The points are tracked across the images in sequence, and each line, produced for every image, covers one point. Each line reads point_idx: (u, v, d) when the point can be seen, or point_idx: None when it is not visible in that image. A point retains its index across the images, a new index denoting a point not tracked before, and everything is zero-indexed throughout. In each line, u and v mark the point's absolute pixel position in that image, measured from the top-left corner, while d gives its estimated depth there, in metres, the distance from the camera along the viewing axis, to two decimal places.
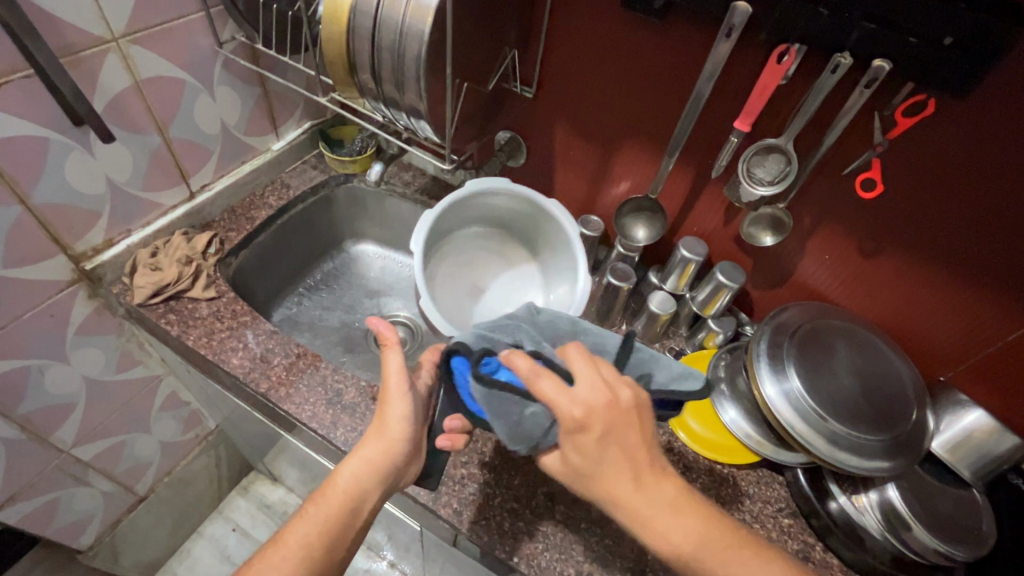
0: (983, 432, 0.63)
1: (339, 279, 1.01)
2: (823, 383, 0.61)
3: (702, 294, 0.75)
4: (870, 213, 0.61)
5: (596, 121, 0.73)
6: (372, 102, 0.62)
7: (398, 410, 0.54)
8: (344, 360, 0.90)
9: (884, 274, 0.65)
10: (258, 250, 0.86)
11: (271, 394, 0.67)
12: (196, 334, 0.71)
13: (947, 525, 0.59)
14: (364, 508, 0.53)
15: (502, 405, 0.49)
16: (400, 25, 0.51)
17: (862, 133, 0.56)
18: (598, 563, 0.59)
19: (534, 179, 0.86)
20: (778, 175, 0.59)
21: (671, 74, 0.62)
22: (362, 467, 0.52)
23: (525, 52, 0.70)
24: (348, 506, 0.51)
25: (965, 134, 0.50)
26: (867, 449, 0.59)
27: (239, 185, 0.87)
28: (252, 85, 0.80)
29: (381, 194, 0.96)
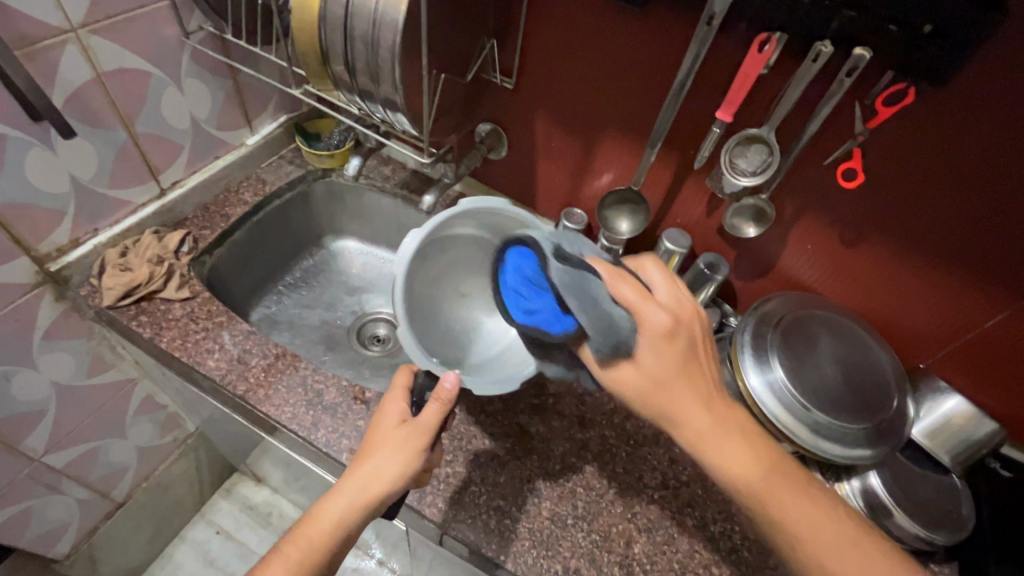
0: (961, 418, 0.64)
1: (319, 276, 0.99)
2: (807, 373, 0.62)
3: (686, 286, 0.74)
4: (850, 203, 0.61)
5: (577, 112, 0.72)
6: (347, 94, 0.60)
7: (399, 468, 0.50)
8: (325, 359, 0.88)
9: (865, 263, 0.65)
10: (233, 248, 0.84)
11: (250, 396, 0.65)
12: (170, 336, 0.69)
13: (928, 510, 0.60)
14: (341, 549, 0.50)
15: (584, 288, 0.46)
16: (373, 13, 0.49)
17: (843, 122, 0.55)
18: (586, 559, 0.59)
19: (515, 172, 0.85)
20: (760, 165, 0.58)
21: (653, 64, 0.61)
22: (350, 518, 0.49)
23: (504, 42, 0.69)
24: (325, 548, 0.48)
25: (944, 123, 0.50)
26: (850, 437, 0.59)
27: (212, 181, 0.84)
28: (223, 77, 0.77)
29: (360, 189, 0.94)
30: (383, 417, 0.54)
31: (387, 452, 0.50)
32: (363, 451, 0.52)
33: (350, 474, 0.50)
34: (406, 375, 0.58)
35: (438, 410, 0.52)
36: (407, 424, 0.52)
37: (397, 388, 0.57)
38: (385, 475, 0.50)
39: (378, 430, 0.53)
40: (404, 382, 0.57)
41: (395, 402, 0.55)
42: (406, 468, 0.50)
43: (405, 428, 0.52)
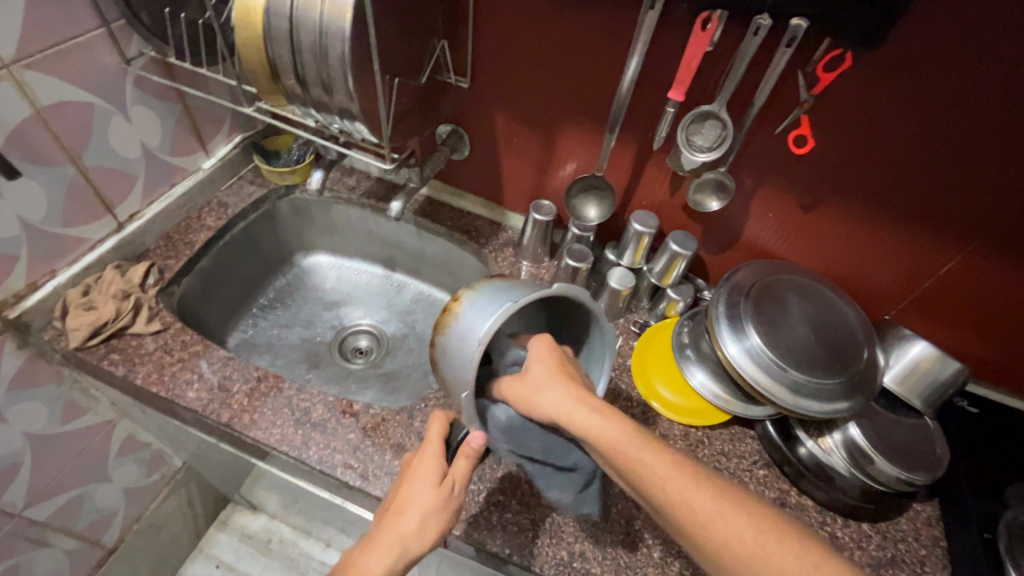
0: (928, 361, 0.67)
1: (294, 294, 0.97)
2: (780, 336, 0.64)
3: (658, 266, 0.76)
4: (803, 168, 0.63)
5: (535, 106, 0.72)
6: (301, 108, 0.60)
7: (437, 532, 0.50)
8: (309, 377, 0.88)
9: (824, 224, 0.68)
10: (201, 276, 0.82)
11: (235, 423, 0.64)
12: (145, 371, 0.67)
13: (905, 453, 0.63)
14: None
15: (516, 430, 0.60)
16: (319, 23, 0.48)
17: (789, 92, 0.57)
18: (589, 541, 0.60)
19: (480, 171, 0.85)
20: (716, 140, 0.60)
21: (603, 51, 0.62)
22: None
23: (455, 42, 0.69)
24: None
25: (882, 82, 0.53)
26: (827, 392, 0.62)
27: (172, 209, 0.82)
28: (171, 102, 0.75)
29: (325, 203, 0.93)
30: (419, 470, 0.52)
31: (420, 509, 0.50)
32: (393, 505, 0.51)
33: (384, 533, 0.49)
34: (441, 424, 0.54)
35: (470, 463, 0.52)
36: (440, 480, 0.51)
37: (433, 438, 0.54)
38: (424, 539, 0.49)
39: (415, 487, 0.51)
40: (438, 434, 0.54)
41: (434, 456, 0.52)
42: (443, 531, 0.50)
43: (442, 488, 0.51)
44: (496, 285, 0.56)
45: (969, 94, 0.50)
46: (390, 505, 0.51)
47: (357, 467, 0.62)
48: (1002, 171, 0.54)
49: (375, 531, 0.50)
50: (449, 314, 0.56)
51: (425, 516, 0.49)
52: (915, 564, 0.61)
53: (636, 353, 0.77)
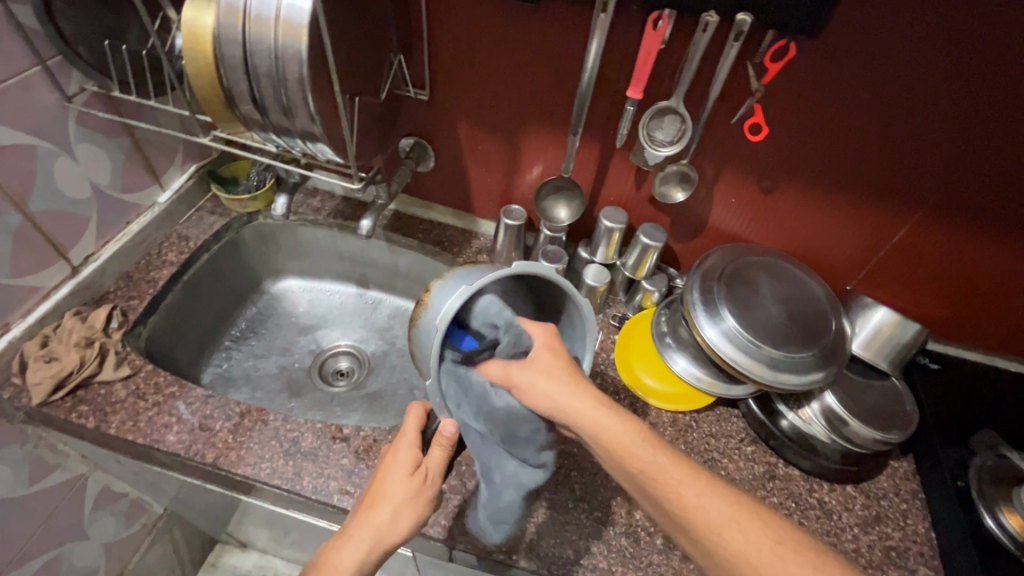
0: (889, 325, 0.71)
1: (267, 322, 0.95)
2: (754, 316, 0.66)
3: (631, 259, 0.78)
4: (761, 153, 0.66)
5: (497, 113, 0.73)
6: (261, 133, 0.58)
7: (411, 521, 0.51)
8: (292, 405, 0.86)
9: (785, 205, 0.71)
10: (168, 313, 0.78)
11: (221, 462, 0.62)
12: (118, 420, 0.64)
13: (878, 414, 0.67)
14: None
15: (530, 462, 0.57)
16: (274, 47, 0.47)
17: (740, 83, 0.59)
18: (593, 536, 0.60)
19: (447, 181, 0.85)
20: (676, 134, 0.62)
21: (559, 55, 0.64)
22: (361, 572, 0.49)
23: (411, 55, 0.68)
24: None
25: (826, 68, 0.55)
26: (803, 365, 0.64)
27: (129, 248, 0.78)
28: (118, 136, 0.72)
29: (291, 226, 0.91)
30: (394, 459, 0.54)
31: (393, 498, 0.51)
32: (368, 494, 0.53)
33: (357, 521, 0.50)
34: (418, 416, 0.57)
35: (445, 453, 0.54)
36: (415, 471, 0.53)
37: (408, 428, 0.56)
38: (397, 527, 0.50)
39: (389, 476, 0.53)
40: (414, 426, 0.56)
41: (409, 446, 0.55)
42: (417, 522, 0.51)
43: (416, 477, 0.53)
44: (464, 275, 0.57)
45: (906, 72, 0.54)
46: (365, 497, 0.53)
47: (354, 491, 0.61)
48: (941, 143, 0.58)
49: (349, 522, 0.51)
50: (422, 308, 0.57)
51: (397, 504, 0.51)
52: (899, 519, 0.65)
53: (618, 347, 0.78)
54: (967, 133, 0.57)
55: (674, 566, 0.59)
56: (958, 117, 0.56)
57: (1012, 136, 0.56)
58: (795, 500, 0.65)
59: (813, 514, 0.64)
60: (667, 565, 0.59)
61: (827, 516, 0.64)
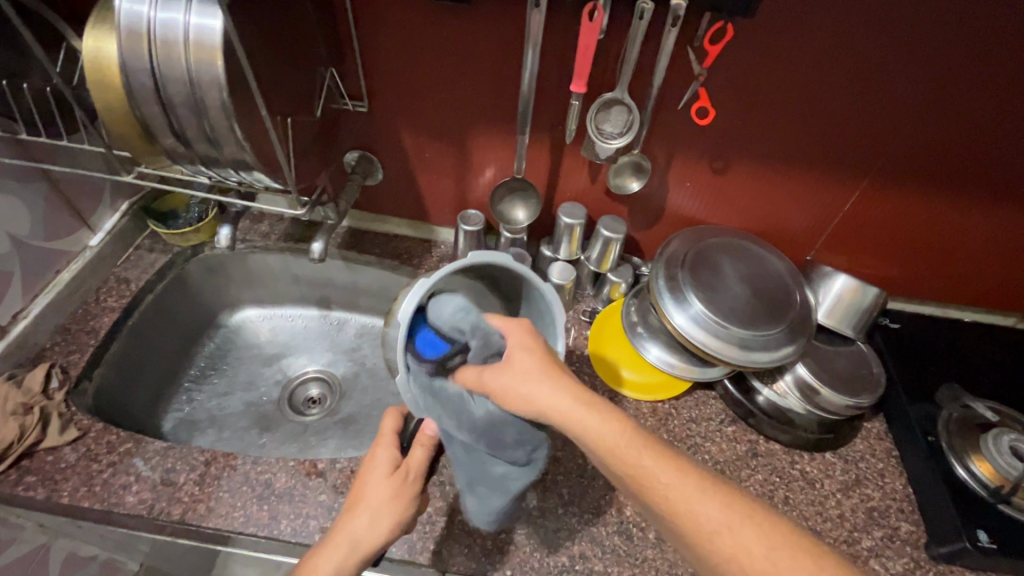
0: (850, 292, 0.72)
1: (228, 357, 0.90)
2: (720, 298, 0.67)
3: (594, 253, 0.77)
4: (710, 136, 0.65)
5: (442, 118, 0.71)
6: (189, 166, 0.54)
7: (392, 520, 0.51)
8: (264, 441, 0.82)
9: (739, 183, 0.71)
10: (115, 364, 0.73)
11: (189, 516, 0.58)
12: (71, 487, 0.59)
13: (848, 379, 0.68)
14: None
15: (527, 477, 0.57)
16: (187, 75, 0.43)
17: (682, 68, 0.59)
18: (586, 540, 0.60)
19: (399, 192, 0.82)
20: (625, 125, 0.61)
21: (498, 55, 0.62)
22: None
23: (344, 66, 0.65)
24: None
25: (764, 47, 0.56)
26: (774, 341, 0.65)
27: (62, 299, 0.73)
28: (34, 182, 0.68)
29: (240, 254, 0.87)
30: (373, 462, 0.55)
31: (372, 499, 0.52)
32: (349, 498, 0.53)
33: (339, 526, 0.51)
34: (394, 418, 0.57)
35: (425, 452, 0.55)
36: (395, 471, 0.54)
37: (387, 431, 0.57)
38: (378, 527, 0.51)
39: (370, 479, 0.53)
40: (390, 427, 0.57)
41: (388, 446, 0.55)
42: (398, 522, 0.51)
43: (397, 476, 0.53)
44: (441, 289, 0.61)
45: (840, 45, 0.55)
46: (346, 503, 0.53)
47: None
48: (885, 109, 0.59)
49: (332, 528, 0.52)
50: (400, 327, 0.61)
51: (376, 505, 0.51)
52: (877, 479, 0.66)
53: (591, 341, 0.77)
54: (907, 98, 0.58)
55: (669, 558, 0.59)
56: (898, 82, 0.57)
57: (950, 96, 0.57)
58: (778, 474, 0.66)
59: (797, 486, 0.65)
60: (663, 558, 0.59)
61: (810, 485, 0.66)
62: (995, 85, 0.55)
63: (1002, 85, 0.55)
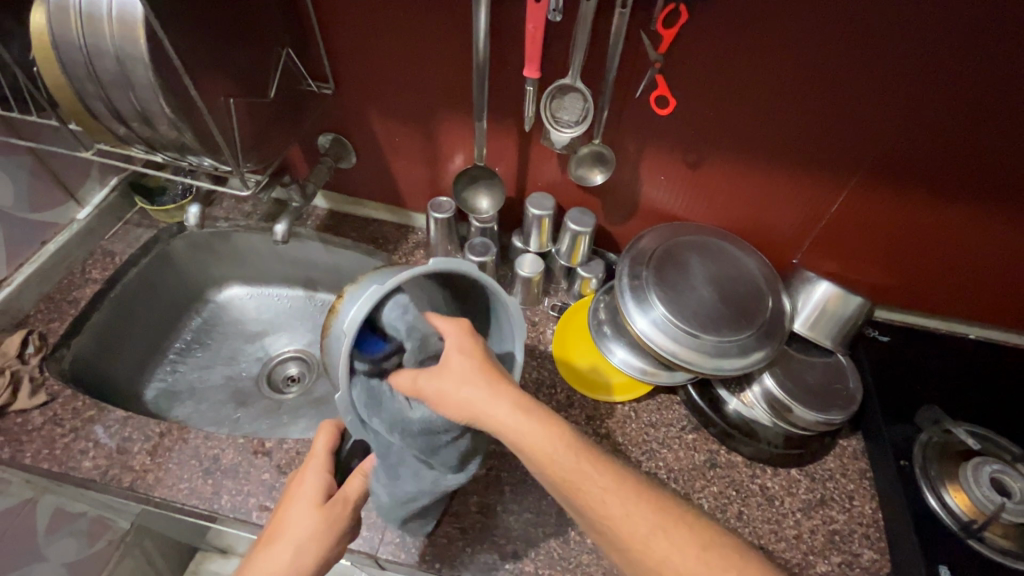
0: (834, 301, 0.67)
1: (212, 333, 0.93)
2: (683, 300, 0.63)
3: (564, 246, 0.74)
4: (679, 127, 0.62)
5: (407, 102, 0.69)
6: (139, 147, 0.56)
7: (315, 556, 0.48)
8: (237, 416, 0.84)
9: (714, 179, 0.67)
10: (96, 332, 0.77)
11: (139, 484, 0.61)
12: (34, 448, 0.63)
13: (820, 394, 0.64)
14: None
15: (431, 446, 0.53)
16: (114, 54, 0.44)
17: (641, 53, 0.55)
18: (521, 539, 0.59)
19: (374, 176, 0.82)
20: (580, 114, 0.58)
21: (454, 38, 0.60)
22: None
23: (306, 47, 0.65)
24: None
25: (727, 30, 0.51)
26: (739, 348, 0.61)
27: (48, 269, 0.76)
28: (16, 155, 0.71)
29: (224, 233, 0.88)
30: (300, 489, 0.51)
31: (293, 535, 0.48)
32: (272, 525, 0.51)
33: (255, 559, 0.48)
34: (328, 436, 0.54)
35: (362, 481, 0.51)
36: (322, 503, 0.50)
37: (319, 452, 0.53)
38: (300, 564, 0.48)
39: (294, 508, 0.50)
40: (323, 449, 0.53)
41: (317, 472, 0.52)
42: (321, 558, 0.49)
43: (325, 507, 0.50)
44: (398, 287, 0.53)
45: (810, 29, 0.50)
46: (266, 532, 0.50)
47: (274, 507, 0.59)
48: (870, 99, 0.54)
49: (250, 558, 0.49)
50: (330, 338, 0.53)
51: (297, 541, 0.48)
52: (844, 501, 0.62)
53: (555, 338, 0.75)
54: (892, 88, 0.53)
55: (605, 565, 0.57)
56: (883, 69, 0.51)
57: (944, 84, 0.51)
58: (736, 488, 0.63)
59: (754, 502, 0.62)
60: (598, 564, 0.57)
61: (768, 502, 0.62)
62: (996, 72, 0.49)
63: (1004, 72, 0.49)
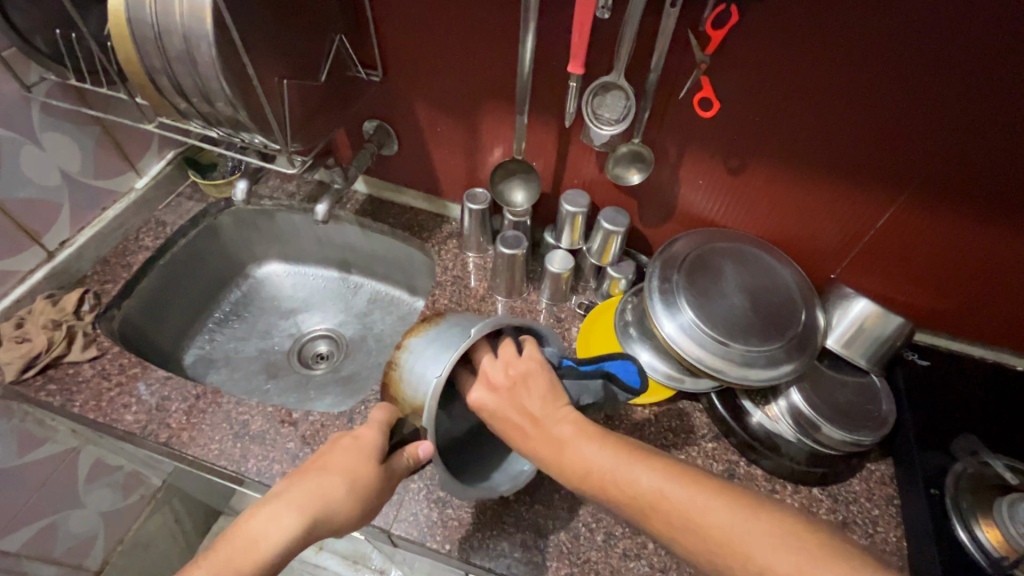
0: (872, 319, 0.65)
1: (250, 306, 0.97)
2: (713, 306, 0.62)
3: (595, 245, 0.74)
4: (721, 131, 0.61)
5: (451, 93, 0.70)
6: (198, 122, 0.59)
7: (356, 505, 0.47)
8: (268, 387, 0.87)
9: (754, 186, 0.66)
10: (144, 296, 0.81)
11: (173, 441, 0.64)
12: (82, 399, 0.67)
13: (850, 414, 0.62)
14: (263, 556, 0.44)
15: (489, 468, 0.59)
16: (181, 32, 0.47)
17: (687, 54, 0.55)
18: (532, 530, 0.59)
19: (413, 164, 0.83)
20: (622, 112, 0.58)
21: (501, 31, 0.61)
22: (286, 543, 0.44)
23: (358, 35, 0.67)
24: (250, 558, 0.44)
25: (779, 34, 0.50)
26: (767, 359, 0.60)
27: (106, 233, 0.81)
28: (86, 125, 0.74)
29: (268, 211, 0.92)
30: (352, 444, 0.50)
31: (342, 480, 0.47)
32: (317, 462, 0.49)
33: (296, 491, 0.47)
34: (384, 410, 0.52)
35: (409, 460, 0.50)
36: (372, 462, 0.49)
37: (373, 422, 0.52)
38: (341, 511, 0.46)
39: (342, 456, 0.49)
40: (382, 418, 0.52)
41: (370, 434, 0.50)
42: (364, 508, 0.48)
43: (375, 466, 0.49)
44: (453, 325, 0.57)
45: (867, 39, 0.48)
46: (310, 468, 0.49)
47: None
48: (926, 113, 0.52)
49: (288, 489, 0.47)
50: (393, 369, 0.55)
51: (345, 486, 0.47)
52: (867, 526, 0.60)
53: (581, 335, 0.75)
54: (951, 106, 0.51)
55: (613, 564, 0.57)
56: (942, 82, 0.49)
57: (1009, 105, 0.49)
58: None
59: None
60: (606, 562, 0.57)
61: None
62: None
63: None
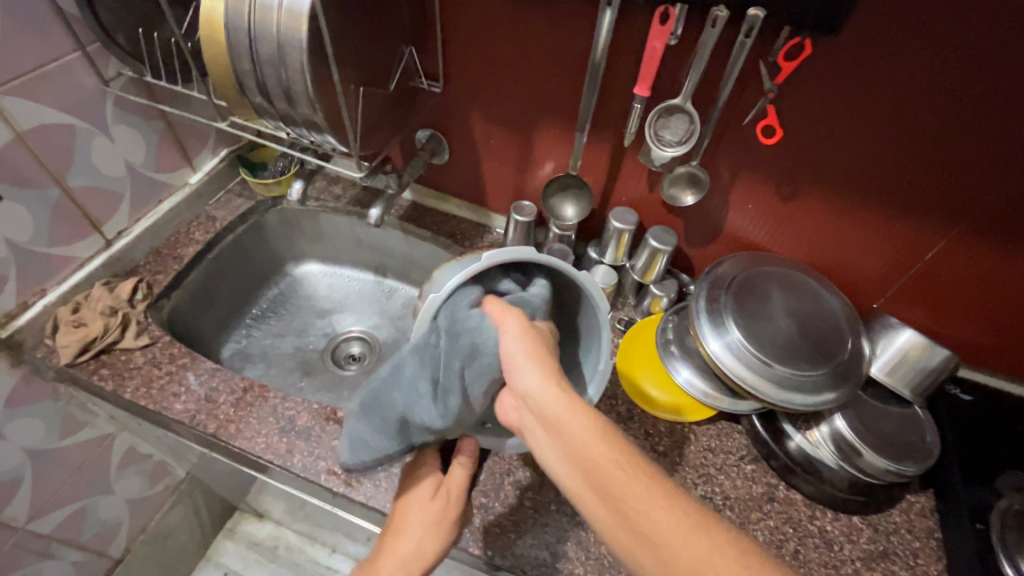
0: (917, 350, 0.65)
1: (287, 304, 0.98)
2: (759, 328, 0.63)
3: (640, 262, 0.75)
4: (778, 157, 0.62)
5: (509, 107, 0.73)
6: (272, 121, 0.61)
7: (437, 540, 0.53)
8: (302, 385, 0.88)
9: (802, 213, 0.67)
10: (191, 289, 0.83)
11: (221, 433, 0.65)
12: (134, 386, 0.68)
13: (894, 445, 0.62)
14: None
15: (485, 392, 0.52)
16: (277, 38, 0.49)
17: (754, 82, 0.57)
18: (572, 541, 0.59)
19: (461, 174, 0.85)
20: (684, 135, 0.60)
21: (567, 52, 0.63)
22: None
23: (425, 47, 0.69)
24: None
25: (843, 69, 0.52)
26: (813, 385, 0.61)
27: (160, 225, 0.83)
28: (153, 120, 0.77)
29: (313, 212, 0.94)
30: (415, 485, 0.56)
31: (421, 523, 0.53)
32: (395, 517, 0.55)
33: (387, 549, 0.53)
34: (431, 434, 0.60)
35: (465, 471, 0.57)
36: (435, 493, 0.55)
37: (426, 451, 0.59)
38: (427, 547, 0.52)
39: (412, 501, 0.55)
40: (431, 446, 0.60)
41: (428, 468, 0.57)
42: (445, 541, 0.53)
43: (438, 497, 0.55)
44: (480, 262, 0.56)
45: (930, 78, 0.50)
46: (391, 524, 0.55)
47: (341, 473, 0.63)
48: (984, 150, 0.53)
49: (380, 552, 0.53)
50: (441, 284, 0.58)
51: (426, 527, 0.53)
52: (908, 557, 0.60)
53: (620, 351, 0.76)
54: (1010, 145, 0.52)
55: None
56: (1004, 121, 0.50)
57: None
58: (793, 526, 0.62)
59: (812, 543, 0.60)
60: None
61: (827, 546, 0.60)
62: None
63: None
